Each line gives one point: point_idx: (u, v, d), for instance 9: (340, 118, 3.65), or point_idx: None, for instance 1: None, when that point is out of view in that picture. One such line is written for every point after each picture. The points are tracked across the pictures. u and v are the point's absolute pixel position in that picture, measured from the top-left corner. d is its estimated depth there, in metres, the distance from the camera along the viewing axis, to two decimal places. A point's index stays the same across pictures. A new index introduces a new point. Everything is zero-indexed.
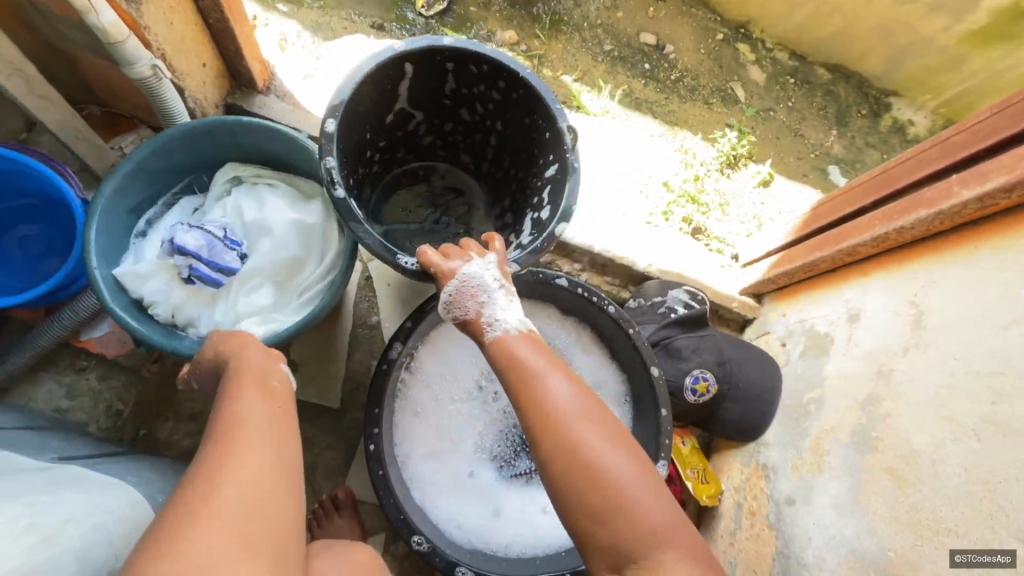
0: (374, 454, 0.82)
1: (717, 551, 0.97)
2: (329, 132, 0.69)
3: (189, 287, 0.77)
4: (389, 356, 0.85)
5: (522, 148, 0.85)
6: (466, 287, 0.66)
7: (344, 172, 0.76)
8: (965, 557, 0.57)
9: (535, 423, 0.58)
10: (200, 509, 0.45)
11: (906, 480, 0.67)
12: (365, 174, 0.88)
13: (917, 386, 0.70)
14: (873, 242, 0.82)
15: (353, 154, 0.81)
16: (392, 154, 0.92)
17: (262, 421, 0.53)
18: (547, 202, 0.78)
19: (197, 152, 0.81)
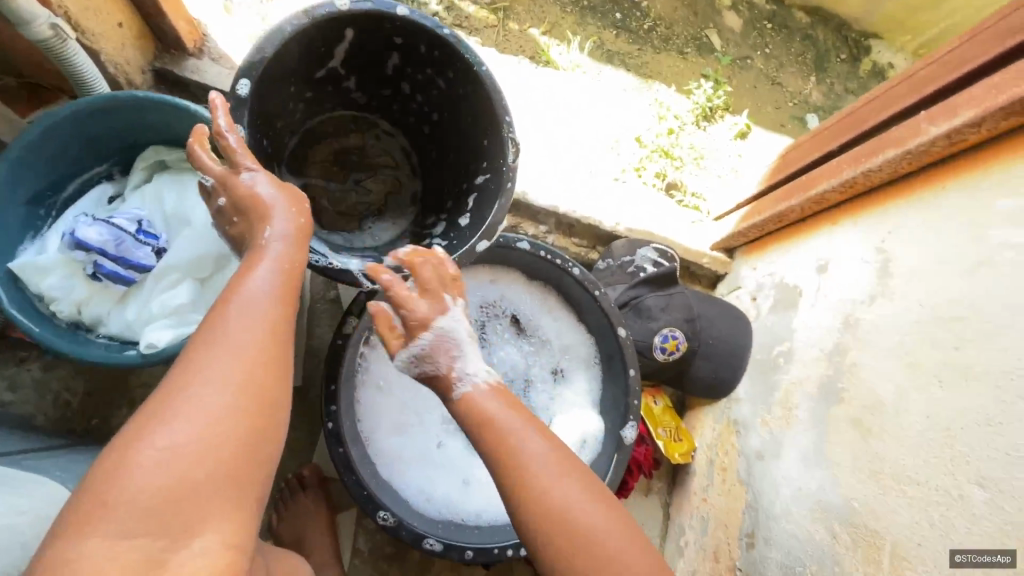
0: (332, 431, 0.80)
1: (690, 507, 0.98)
2: (240, 96, 0.63)
3: (96, 284, 0.73)
4: (343, 331, 0.81)
5: (459, 148, 0.81)
6: (440, 341, 0.63)
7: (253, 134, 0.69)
8: (965, 557, 0.52)
9: (505, 476, 0.56)
10: (146, 442, 0.43)
11: (870, 430, 0.66)
12: (284, 124, 0.79)
13: (883, 335, 0.68)
14: (841, 187, 0.79)
15: (272, 109, 0.74)
16: (319, 106, 0.84)
17: (256, 329, 0.51)
18: (469, 211, 0.75)
19: (104, 134, 0.76)
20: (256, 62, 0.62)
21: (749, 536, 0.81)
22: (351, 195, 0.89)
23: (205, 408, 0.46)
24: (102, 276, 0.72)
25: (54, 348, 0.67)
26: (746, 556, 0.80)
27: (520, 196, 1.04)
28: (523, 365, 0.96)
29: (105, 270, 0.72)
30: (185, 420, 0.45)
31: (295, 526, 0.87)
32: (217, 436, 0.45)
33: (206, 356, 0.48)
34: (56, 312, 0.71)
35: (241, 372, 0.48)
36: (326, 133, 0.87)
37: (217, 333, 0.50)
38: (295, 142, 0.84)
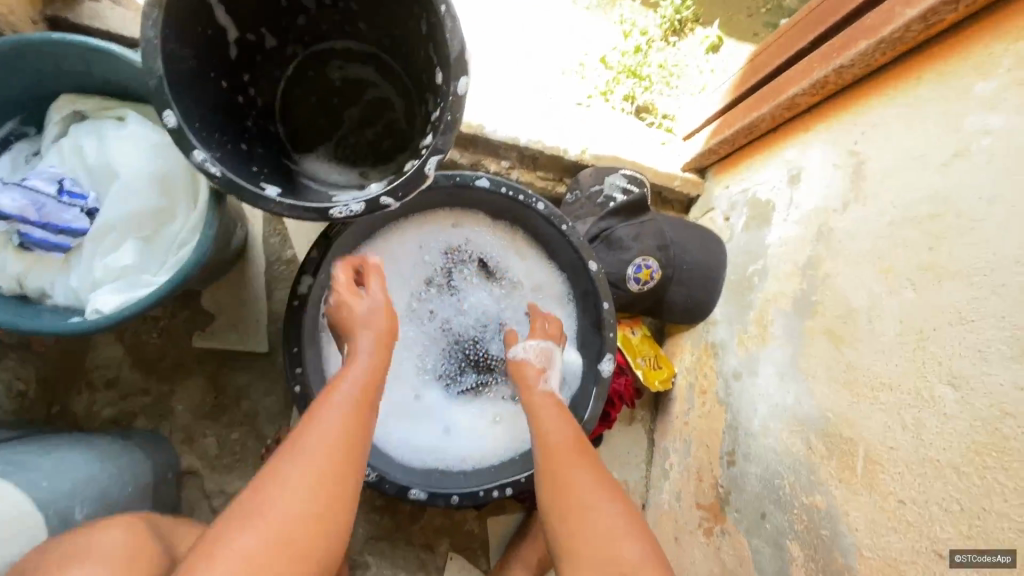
0: (301, 394, 0.77)
1: (672, 431, 0.99)
2: (174, 127, 0.58)
3: (28, 255, 0.63)
4: (298, 293, 0.77)
5: (392, 10, 0.74)
6: (546, 350, 0.80)
7: (214, 124, 0.66)
8: (964, 557, 0.48)
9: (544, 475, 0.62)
10: (229, 542, 0.43)
11: (844, 339, 0.65)
12: (256, 116, 0.80)
13: (855, 243, 0.66)
14: (812, 89, 0.73)
15: (228, 111, 0.72)
16: (265, 77, 0.82)
17: (342, 428, 0.52)
18: (437, 61, 0.69)
19: (8, 89, 0.65)
20: (161, 87, 0.57)
21: (729, 454, 0.82)
22: (360, 132, 0.86)
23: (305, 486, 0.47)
24: (31, 246, 0.62)
25: None
26: (726, 474, 0.82)
27: (476, 130, 0.97)
28: (496, 308, 0.92)
29: (32, 239, 0.61)
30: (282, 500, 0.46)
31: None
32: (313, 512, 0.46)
33: (295, 450, 0.49)
34: None
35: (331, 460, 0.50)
36: (296, 98, 0.86)
37: (307, 431, 0.51)
38: (280, 126, 0.84)
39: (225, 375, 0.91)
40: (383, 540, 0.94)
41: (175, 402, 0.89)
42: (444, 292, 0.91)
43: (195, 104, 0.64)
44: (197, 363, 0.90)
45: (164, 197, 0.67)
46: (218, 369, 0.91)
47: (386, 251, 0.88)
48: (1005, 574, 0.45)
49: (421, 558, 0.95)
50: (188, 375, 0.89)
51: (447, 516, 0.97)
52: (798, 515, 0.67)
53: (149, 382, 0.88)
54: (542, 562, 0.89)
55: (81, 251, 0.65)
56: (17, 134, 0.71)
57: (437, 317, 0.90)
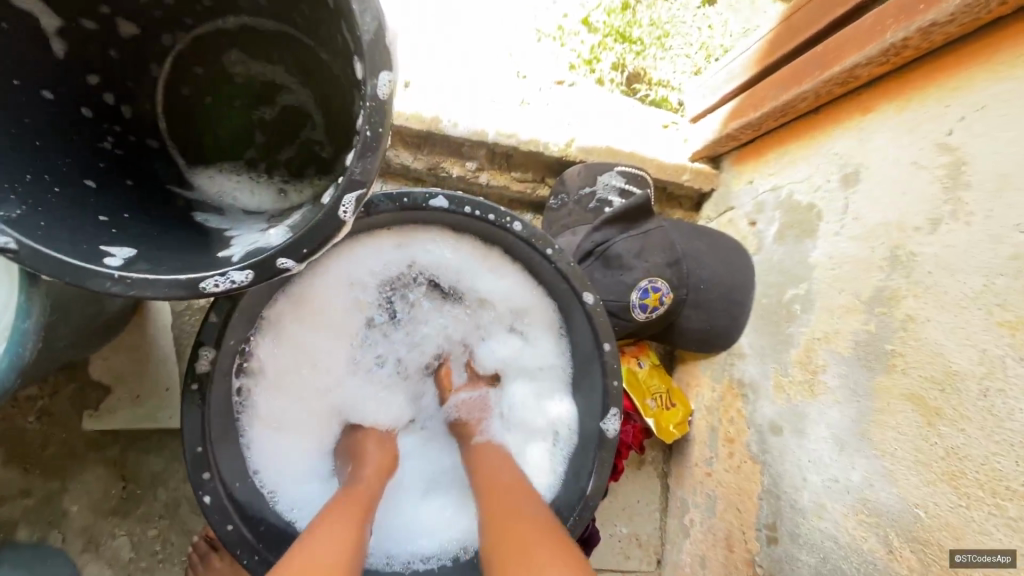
0: (212, 505, 0.59)
1: (692, 481, 0.82)
2: None
3: None
4: (197, 372, 0.58)
5: None
6: (476, 401, 0.73)
7: (24, 163, 0.45)
8: (964, 557, 0.44)
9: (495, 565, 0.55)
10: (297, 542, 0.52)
11: (941, 415, 0.47)
12: (117, 138, 0.58)
13: (953, 277, 0.47)
14: (881, 58, 0.53)
15: (59, 134, 0.51)
16: (128, 79, 0.60)
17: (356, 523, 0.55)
18: (354, 49, 0.48)
19: None
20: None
21: (768, 527, 0.66)
22: (271, 144, 0.65)
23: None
24: None
25: None
26: (765, 551, 0.66)
27: (430, 126, 0.75)
28: (462, 333, 0.75)
29: None
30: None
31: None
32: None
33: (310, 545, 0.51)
34: None
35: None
36: (179, 102, 0.63)
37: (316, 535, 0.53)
38: (161, 142, 0.62)
39: (132, 460, 0.72)
40: None
41: (68, 501, 0.70)
42: (392, 328, 0.72)
43: None
44: (93, 449, 0.71)
45: None
46: (122, 455, 0.72)
47: (311, 293, 0.66)
48: (1006, 574, 0.41)
49: None
50: (82, 465, 0.70)
51: None
52: None
53: (32, 480, 0.69)
54: None
55: None
56: None
57: (391, 360, 0.72)
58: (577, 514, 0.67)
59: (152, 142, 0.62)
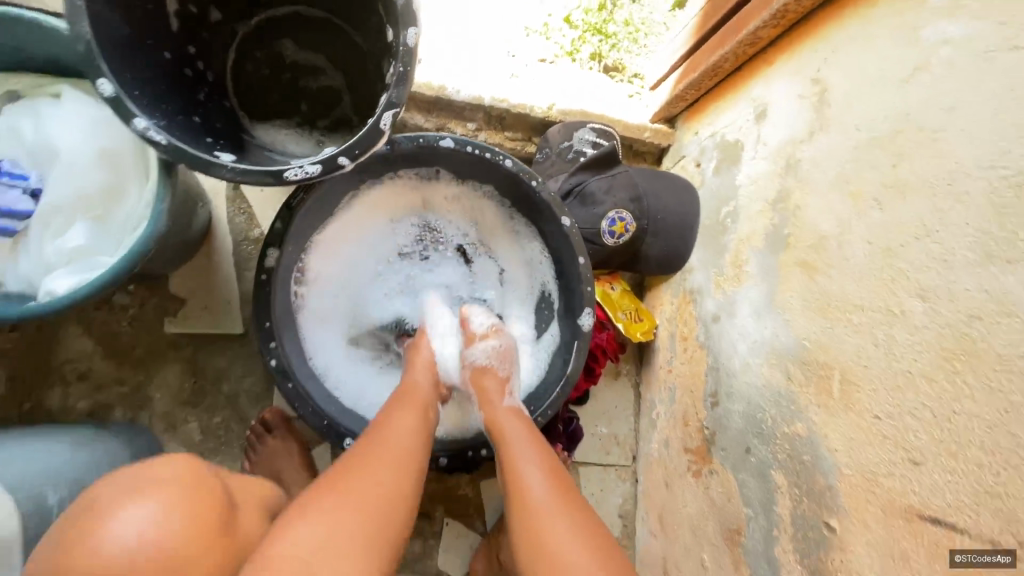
0: (278, 368, 0.76)
1: (658, 381, 0.99)
2: (110, 96, 0.55)
3: None
4: (265, 266, 0.75)
5: None
6: (504, 354, 0.79)
7: (160, 98, 0.63)
8: (964, 557, 0.46)
9: (508, 498, 0.64)
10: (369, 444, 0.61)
11: (817, 269, 0.65)
12: (208, 94, 0.77)
13: (823, 171, 0.65)
14: (772, 21, 0.72)
15: (175, 84, 0.69)
16: (212, 52, 0.78)
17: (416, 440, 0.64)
18: (388, 19, 0.67)
19: None
20: (91, 51, 0.53)
21: (712, 395, 0.83)
22: (316, 106, 0.85)
23: (376, 517, 0.54)
24: None
25: None
26: (711, 415, 0.83)
27: (438, 92, 0.93)
28: (463, 287, 0.95)
29: None
30: (322, 512, 0.52)
31: (269, 468, 0.84)
32: (359, 538, 0.52)
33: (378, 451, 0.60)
34: None
35: (400, 476, 0.58)
36: (245, 74, 0.82)
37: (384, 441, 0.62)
38: (234, 103, 0.81)
39: (202, 360, 0.89)
40: None
41: (152, 389, 0.87)
42: (412, 265, 0.92)
43: (137, 73, 0.60)
44: (171, 349, 0.88)
45: (112, 175, 0.63)
46: (193, 356, 0.88)
47: (351, 225, 0.86)
48: (1005, 574, 0.43)
49: (418, 526, 0.96)
50: (163, 361, 0.87)
51: (440, 482, 0.98)
52: (781, 444, 0.68)
53: (124, 372, 0.86)
54: None
55: (29, 236, 0.61)
56: None
57: (408, 295, 0.92)
58: (561, 387, 0.85)
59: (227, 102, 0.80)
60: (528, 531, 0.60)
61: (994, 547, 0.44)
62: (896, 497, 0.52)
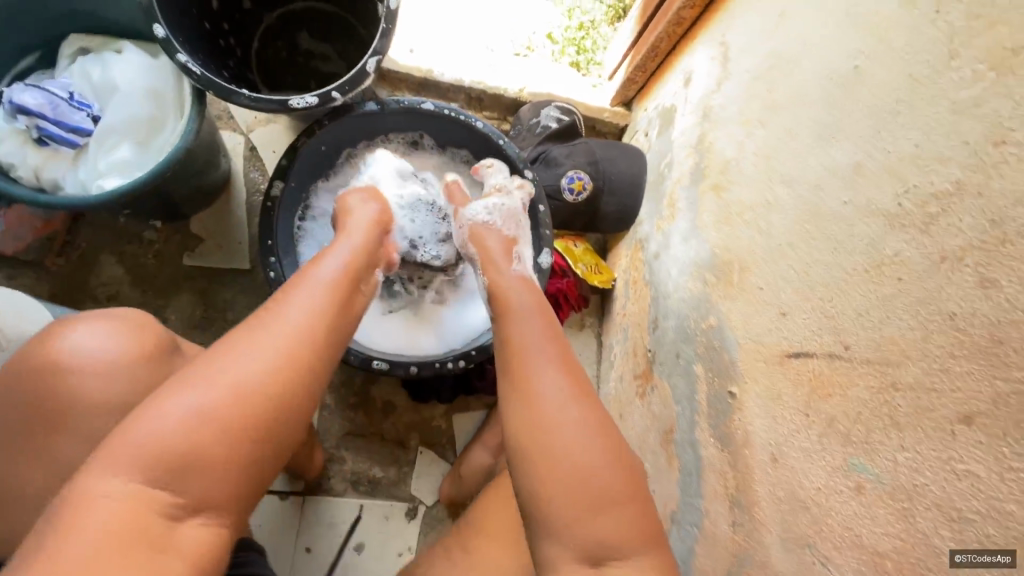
0: (276, 281, 0.90)
1: (616, 326, 1.10)
2: (162, 37, 0.72)
3: (44, 150, 0.76)
4: (271, 195, 0.90)
5: None
6: (510, 213, 0.89)
7: (198, 52, 0.80)
8: (965, 557, 0.39)
9: (516, 393, 0.62)
10: (253, 326, 0.54)
11: (723, 187, 0.78)
12: (236, 64, 0.95)
13: (728, 110, 0.79)
14: (691, 2, 0.89)
15: (211, 49, 0.87)
16: (243, 33, 0.97)
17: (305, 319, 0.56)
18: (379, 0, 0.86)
19: (33, 25, 0.80)
20: (151, 4, 0.71)
21: (654, 321, 0.94)
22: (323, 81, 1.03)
23: (226, 422, 0.48)
24: (47, 140, 0.75)
25: (16, 198, 0.71)
26: (653, 338, 0.93)
27: (426, 75, 1.12)
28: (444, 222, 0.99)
29: (48, 133, 0.75)
30: (184, 405, 0.47)
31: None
32: (231, 451, 0.47)
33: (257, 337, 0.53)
34: (17, 178, 0.74)
35: (279, 376, 0.51)
36: (266, 53, 1.01)
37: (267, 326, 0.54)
38: (255, 75, 1.00)
39: (212, 290, 1.02)
40: (359, 437, 1.04)
41: (170, 313, 1.01)
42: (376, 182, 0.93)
43: (183, 31, 0.78)
44: (188, 279, 1.02)
45: (156, 108, 0.80)
46: (206, 286, 1.02)
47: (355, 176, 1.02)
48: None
49: (394, 453, 1.05)
50: (180, 289, 1.01)
51: (416, 413, 1.08)
52: (700, 340, 0.78)
53: (147, 296, 1.00)
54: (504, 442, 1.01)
55: (88, 150, 0.77)
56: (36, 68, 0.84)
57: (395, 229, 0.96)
58: None
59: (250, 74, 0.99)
60: (527, 417, 0.60)
61: (831, 357, 0.54)
62: (773, 347, 0.62)
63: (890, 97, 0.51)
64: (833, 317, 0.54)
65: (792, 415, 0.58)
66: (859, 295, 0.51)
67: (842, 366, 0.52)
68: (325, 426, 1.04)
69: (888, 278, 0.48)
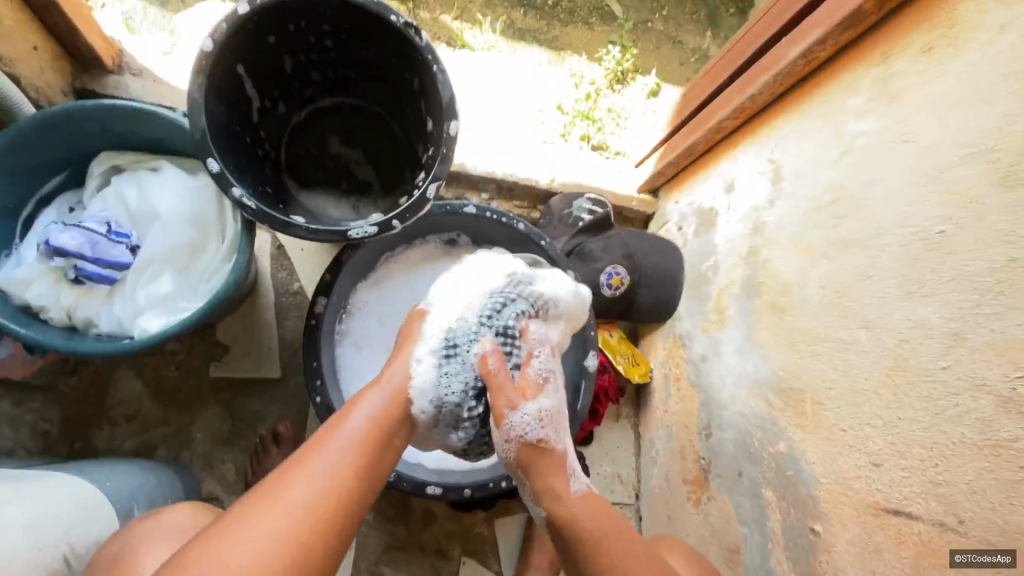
0: (322, 405, 0.86)
1: (656, 419, 1.10)
2: (215, 172, 0.69)
3: (79, 288, 0.71)
4: (315, 312, 0.87)
5: (391, 82, 0.90)
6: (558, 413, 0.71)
7: (243, 175, 0.77)
8: (964, 556, 0.52)
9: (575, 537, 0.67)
10: (279, 482, 0.56)
11: (784, 309, 0.78)
12: (272, 171, 0.91)
13: (783, 230, 0.81)
14: (733, 114, 0.92)
15: (251, 162, 0.83)
16: (276, 137, 0.94)
17: (325, 479, 0.56)
18: (427, 113, 0.84)
19: (62, 146, 0.75)
20: (206, 138, 0.69)
21: (706, 428, 0.93)
22: (355, 181, 0.99)
23: None
24: (84, 279, 0.70)
25: (50, 347, 0.66)
26: (706, 446, 0.93)
27: (458, 167, 1.12)
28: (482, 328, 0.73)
29: (86, 272, 0.70)
30: None
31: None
32: None
33: (278, 498, 0.54)
34: (47, 319, 0.70)
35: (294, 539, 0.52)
36: (299, 155, 0.98)
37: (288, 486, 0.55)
38: (291, 179, 0.95)
39: (239, 403, 0.96)
40: (398, 550, 0.99)
41: (195, 431, 0.94)
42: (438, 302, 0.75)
43: (230, 154, 0.75)
44: (214, 393, 0.95)
45: (198, 233, 0.75)
46: (233, 398, 0.96)
47: (408, 265, 0.99)
48: (1006, 572, 0.48)
49: (436, 566, 1.00)
50: (205, 404, 0.95)
51: (457, 521, 1.03)
52: (767, 464, 0.78)
53: (169, 414, 0.93)
54: (553, 564, 0.98)
55: (125, 284, 0.72)
56: (63, 185, 0.79)
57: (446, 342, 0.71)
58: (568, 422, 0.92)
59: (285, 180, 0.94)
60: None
61: (943, 528, 0.54)
62: (864, 497, 0.62)
63: (988, 274, 0.52)
64: (940, 485, 0.55)
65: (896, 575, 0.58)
66: (970, 470, 0.52)
67: (955, 539, 0.53)
68: (364, 542, 0.99)
69: (1007, 463, 0.49)
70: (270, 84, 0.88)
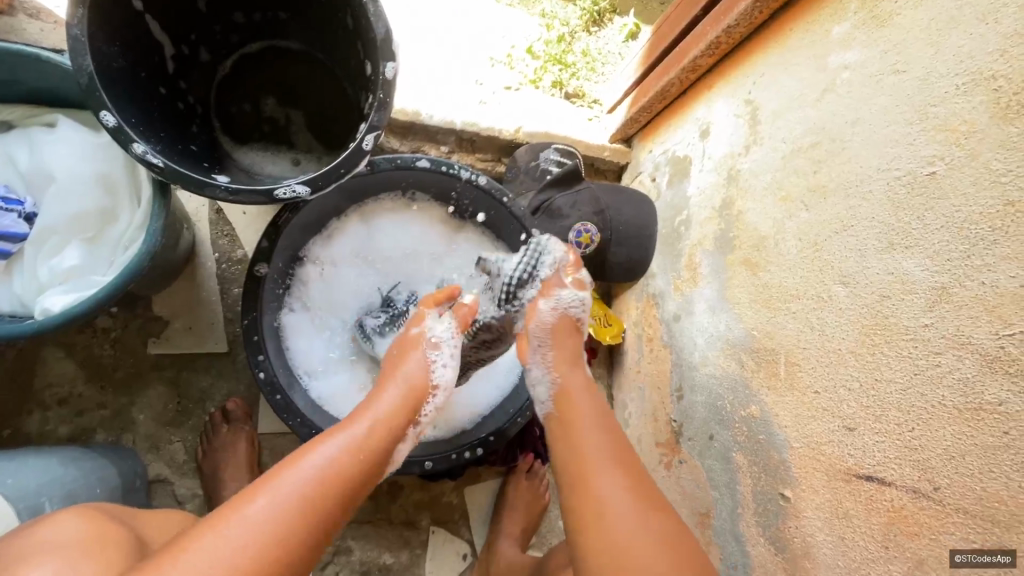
0: (265, 380, 0.80)
1: (629, 380, 1.07)
2: (112, 125, 0.60)
3: None
4: (256, 275, 0.80)
5: (325, 19, 0.78)
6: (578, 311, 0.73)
7: (153, 130, 0.67)
8: (964, 557, 0.46)
9: (570, 474, 0.60)
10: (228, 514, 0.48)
11: (758, 265, 0.73)
12: (199, 126, 0.81)
13: (759, 178, 0.74)
14: (709, 50, 0.83)
15: (167, 116, 0.73)
16: (202, 88, 0.84)
17: (270, 525, 0.48)
18: (364, 56, 0.74)
19: None
20: (94, 84, 0.59)
21: (677, 389, 0.90)
22: (296, 136, 0.88)
23: None
24: None
25: None
26: (678, 409, 0.89)
27: (412, 117, 1.01)
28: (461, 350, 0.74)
29: None
30: None
31: (213, 461, 0.84)
32: None
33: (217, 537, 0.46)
34: None
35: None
36: (230, 108, 0.87)
37: (232, 523, 0.47)
38: (223, 136, 0.85)
39: (182, 380, 0.90)
40: (364, 523, 0.97)
41: (136, 411, 0.88)
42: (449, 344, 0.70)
43: (132, 105, 0.65)
44: (155, 370, 0.89)
45: (106, 197, 0.67)
46: (176, 375, 0.90)
47: (368, 216, 0.93)
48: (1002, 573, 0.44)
49: (404, 536, 0.98)
50: (145, 383, 0.89)
51: (424, 490, 1.00)
52: (738, 427, 0.74)
53: (106, 395, 0.87)
54: (524, 532, 0.96)
55: (23, 257, 0.65)
56: None
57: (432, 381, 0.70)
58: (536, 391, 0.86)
59: (217, 136, 0.84)
60: (570, 455, 0.62)
61: (916, 494, 0.51)
62: (836, 461, 0.59)
63: (980, 220, 0.46)
64: (915, 451, 0.51)
65: (866, 542, 0.55)
66: (947, 436, 0.48)
67: (930, 507, 0.49)
68: None
69: (988, 426, 0.45)
70: (183, 23, 0.77)
